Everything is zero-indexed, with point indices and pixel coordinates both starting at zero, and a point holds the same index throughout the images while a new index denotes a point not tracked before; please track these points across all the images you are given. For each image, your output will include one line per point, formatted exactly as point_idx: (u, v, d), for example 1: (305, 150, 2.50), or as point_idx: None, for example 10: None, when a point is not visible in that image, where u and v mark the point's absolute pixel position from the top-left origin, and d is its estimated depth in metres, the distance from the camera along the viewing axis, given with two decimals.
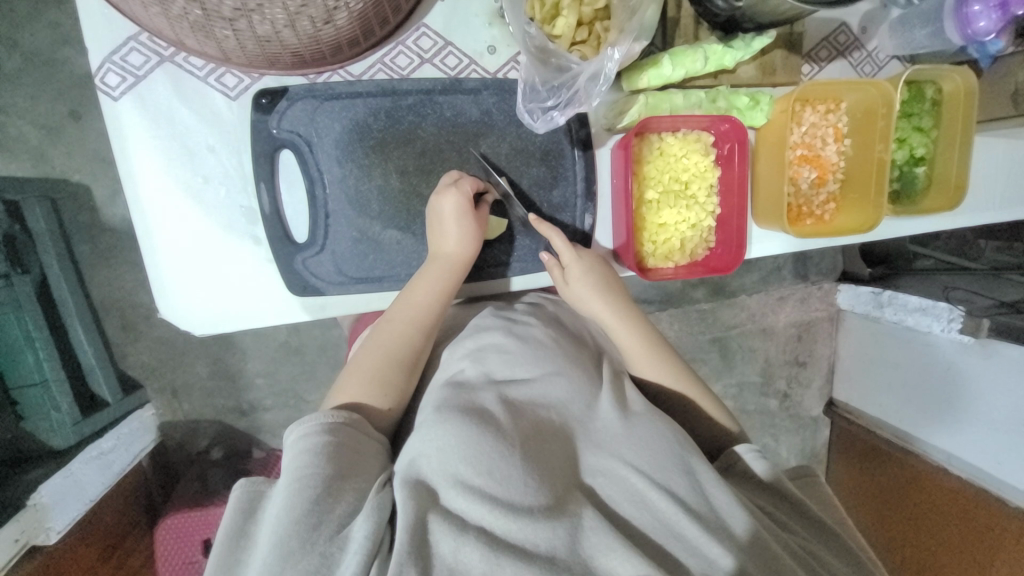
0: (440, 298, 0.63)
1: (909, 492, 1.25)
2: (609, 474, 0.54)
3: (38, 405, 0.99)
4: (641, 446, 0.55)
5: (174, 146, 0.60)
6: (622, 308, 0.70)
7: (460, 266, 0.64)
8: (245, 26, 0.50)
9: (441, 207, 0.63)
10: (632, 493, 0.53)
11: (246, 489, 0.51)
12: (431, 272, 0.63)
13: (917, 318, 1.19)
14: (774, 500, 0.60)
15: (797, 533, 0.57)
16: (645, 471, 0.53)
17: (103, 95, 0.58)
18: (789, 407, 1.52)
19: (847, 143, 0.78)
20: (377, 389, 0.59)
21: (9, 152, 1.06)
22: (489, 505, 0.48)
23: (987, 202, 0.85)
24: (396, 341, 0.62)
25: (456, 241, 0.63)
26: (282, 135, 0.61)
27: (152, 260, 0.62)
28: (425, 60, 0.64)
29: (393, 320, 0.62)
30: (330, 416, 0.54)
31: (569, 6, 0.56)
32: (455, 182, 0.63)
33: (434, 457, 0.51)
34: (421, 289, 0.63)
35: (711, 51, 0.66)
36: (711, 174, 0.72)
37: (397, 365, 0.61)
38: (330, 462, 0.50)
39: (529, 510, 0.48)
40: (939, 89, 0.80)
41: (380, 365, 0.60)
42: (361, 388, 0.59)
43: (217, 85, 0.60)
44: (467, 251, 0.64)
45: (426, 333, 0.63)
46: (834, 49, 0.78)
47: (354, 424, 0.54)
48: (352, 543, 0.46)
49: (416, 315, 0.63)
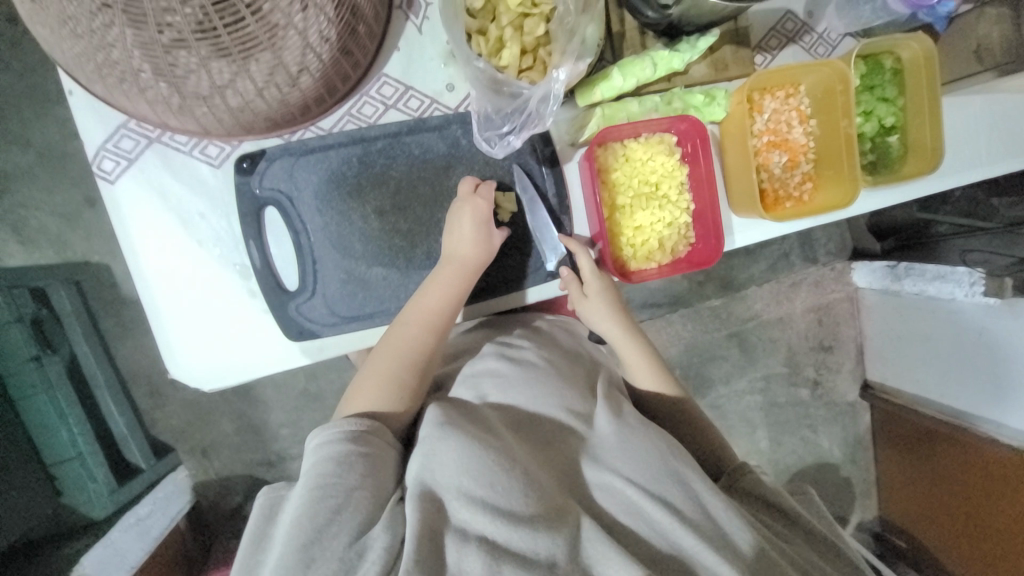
0: (452, 300, 0.66)
1: (957, 470, 1.19)
2: (603, 486, 0.54)
3: (75, 478, 1.05)
4: (632, 457, 0.56)
5: (169, 217, 0.65)
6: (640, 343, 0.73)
7: (474, 269, 0.67)
8: (220, 102, 0.55)
9: (462, 213, 0.66)
10: (627, 505, 0.53)
11: (269, 496, 0.56)
12: (445, 272, 0.66)
13: (938, 287, 1.16)
14: (770, 513, 0.60)
15: (796, 543, 0.57)
16: (639, 484, 0.54)
17: (101, 180, 0.63)
18: (821, 396, 1.48)
19: (813, 123, 0.79)
20: (392, 396, 0.61)
21: (34, 243, 1.14)
22: (492, 515, 0.49)
23: (968, 159, 0.84)
24: (409, 344, 0.64)
25: (472, 246, 0.66)
26: (264, 194, 0.65)
27: (159, 322, 0.66)
28: (389, 106, 0.68)
29: (409, 323, 0.65)
30: (356, 424, 0.56)
31: (512, 37, 0.60)
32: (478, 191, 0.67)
33: (437, 472, 0.52)
34: (435, 289, 0.66)
35: (658, 57, 0.68)
36: (679, 172, 0.74)
37: (412, 367, 0.63)
38: (351, 472, 0.52)
39: (529, 518, 0.49)
40: (898, 58, 0.80)
41: (395, 369, 0.62)
42: (375, 392, 0.61)
43: (202, 157, 0.65)
44: (481, 259, 0.67)
45: (438, 332, 0.66)
46: (783, 37, 0.79)
47: (378, 432, 0.56)
48: (370, 551, 0.48)
49: (429, 318, 0.65)
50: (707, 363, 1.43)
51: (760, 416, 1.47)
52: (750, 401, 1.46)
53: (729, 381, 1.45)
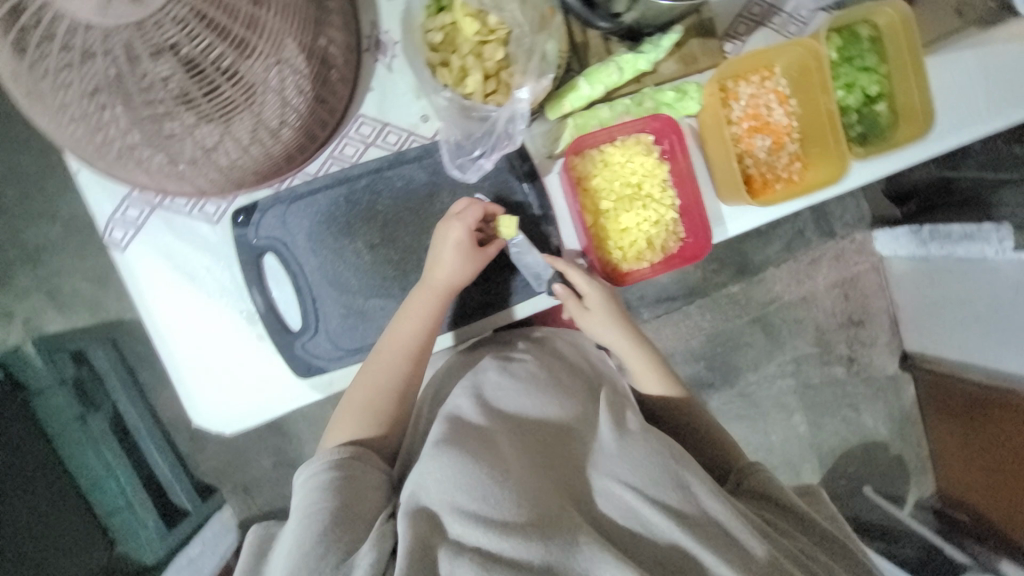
0: (429, 322, 0.68)
1: (1006, 449, 1.09)
2: (605, 493, 0.55)
3: (127, 527, 1.12)
4: (631, 460, 0.56)
5: (177, 276, 0.69)
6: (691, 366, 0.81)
7: (448, 290, 0.68)
8: (211, 164, 0.59)
9: (445, 235, 0.67)
10: (625, 509, 0.54)
11: (260, 534, 0.61)
12: (421, 296, 0.68)
13: (966, 247, 1.10)
14: (774, 509, 0.61)
15: (796, 537, 0.58)
16: (639, 489, 0.54)
17: (114, 249, 0.68)
18: (858, 372, 1.44)
19: (793, 103, 0.78)
20: (371, 423, 0.66)
21: (72, 308, 1.23)
22: (483, 527, 0.50)
23: (967, 116, 0.80)
24: (388, 370, 0.67)
25: (449, 267, 0.67)
26: (261, 243, 0.69)
27: (178, 374, 0.70)
28: (370, 144, 0.71)
29: (384, 351, 0.67)
30: (338, 454, 0.60)
31: (474, 65, 0.62)
32: (460, 214, 0.68)
33: (429, 487, 0.54)
34: (409, 314, 0.68)
35: (623, 61, 0.69)
36: (659, 170, 0.74)
37: (387, 396, 0.67)
38: (337, 496, 0.56)
39: (520, 527, 0.50)
40: (875, 25, 0.79)
41: (371, 400, 0.66)
42: (355, 423, 0.65)
43: (201, 215, 0.69)
44: (457, 280, 0.68)
45: (412, 359, 0.68)
46: (752, 22, 0.79)
47: (362, 458, 0.61)
48: (358, 569, 0.50)
49: (404, 343, 0.67)
50: (732, 351, 1.41)
51: (795, 400, 1.44)
52: (782, 385, 1.43)
53: (757, 367, 1.42)
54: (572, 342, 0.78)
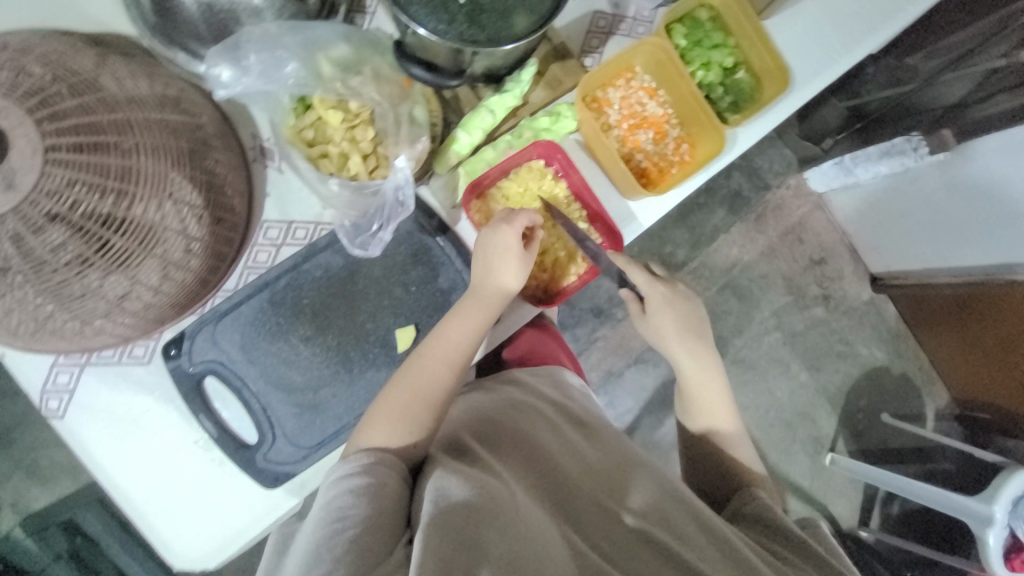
0: (477, 333, 0.70)
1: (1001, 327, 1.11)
2: (624, 526, 0.58)
3: None
4: (646, 493, 0.63)
5: (122, 426, 0.69)
6: (702, 350, 0.84)
7: (499, 299, 0.71)
8: (128, 310, 0.61)
9: (497, 234, 0.70)
10: (644, 538, 0.56)
11: (277, 537, 0.58)
12: (474, 302, 0.70)
13: (887, 163, 1.15)
14: (776, 538, 0.63)
15: (791, 562, 0.60)
16: (651, 518, 0.59)
17: (53, 418, 0.68)
18: (837, 306, 1.47)
19: (661, 93, 0.84)
20: (405, 427, 0.63)
21: (52, 478, 1.19)
22: (505, 537, 0.49)
23: (820, 61, 0.86)
24: (433, 380, 0.67)
25: (506, 274, 0.70)
26: (197, 369, 0.69)
27: (150, 523, 0.69)
28: (281, 244, 0.74)
29: (430, 357, 0.67)
30: (370, 457, 0.57)
31: (350, 149, 0.66)
32: (510, 220, 0.71)
33: (449, 488, 0.55)
34: (460, 323, 0.69)
35: (492, 104, 0.74)
36: (557, 189, 0.78)
37: (427, 406, 0.65)
38: (369, 500, 0.53)
39: (552, 556, 0.50)
40: (710, 7, 0.85)
41: (412, 405, 0.65)
42: (391, 426, 0.62)
43: (132, 359, 0.69)
44: (509, 287, 0.71)
45: (457, 370, 0.69)
46: (602, 34, 0.85)
47: (385, 461, 0.58)
48: None
49: (459, 349, 0.69)
50: (712, 323, 1.43)
51: (788, 351, 1.46)
52: (771, 340, 1.45)
53: (741, 331, 1.44)
54: (552, 382, 0.84)
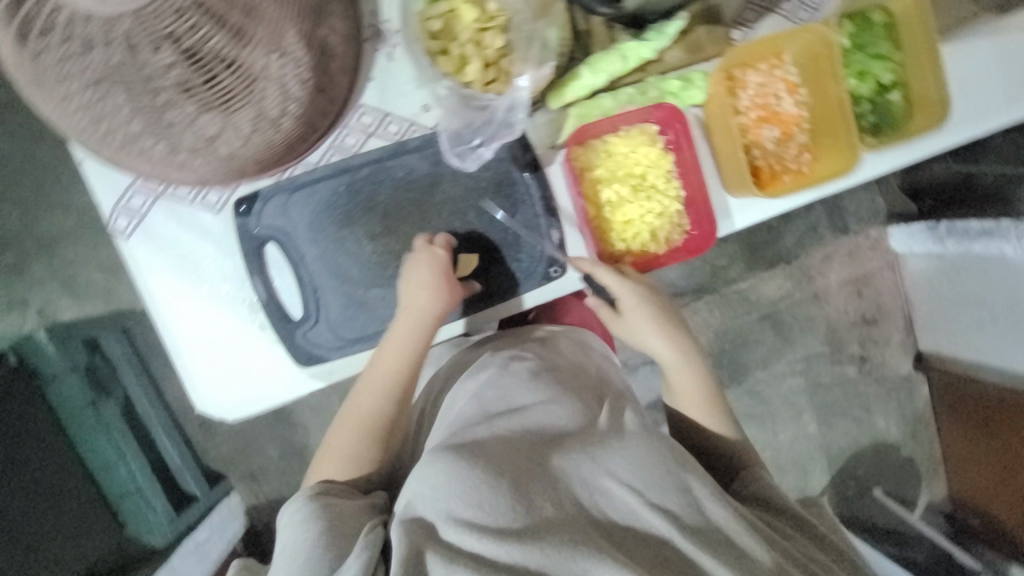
0: (410, 353, 0.68)
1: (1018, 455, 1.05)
2: (604, 496, 0.54)
3: (135, 510, 1.14)
4: (633, 461, 0.55)
5: (180, 264, 0.70)
6: (677, 338, 0.76)
7: (431, 320, 0.68)
8: (212, 153, 0.59)
9: (417, 266, 0.68)
10: (625, 511, 0.53)
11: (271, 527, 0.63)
12: (402, 328, 0.68)
13: (981, 245, 1.06)
14: (777, 516, 0.62)
15: (797, 539, 0.59)
16: (635, 487, 0.54)
17: (118, 237, 0.69)
18: (870, 371, 1.41)
19: (803, 92, 0.76)
20: (348, 463, 0.67)
21: (86, 297, 1.25)
22: (476, 533, 0.49)
23: (990, 104, 0.77)
24: (364, 408, 0.68)
25: (422, 299, 0.68)
26: (262, 232, 0.69)
27: (182, 362, 0.71)
28: (371, 134, 0.71)
29: (366, 384, 0.68)
30: (309, 489, 0.61)
31: (472, 53, 0.61)
32: (425, 247, 0.69)
33: (425, 496, 0.52)
34: (390, 347, 0.68)
35: (626, 49, 0.69)
36: (664, 161, 0.73)
37: (369, 429, 0.68)
38: (320, 523, 0.57)
39: (516, 532, 0.49)
40: (889, 11, 0.76)
41: (355, 434, 0.68)
42: (336, 463, 0.66)
43: (204, 204, 0.70)
44: (434, 309, 0.68)
45: (402, 389, 0.69)
46: (761, 8, 0.77)
47: (326, 491, 0.61)
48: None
49: (382, 376, 0.68)
50: (740, 349, 1.38)
51: (805, 399, 1.41)
52: (792, 383, 1.40)
53: (766, 365, 1.39)
54: (575, 342, 0.79)
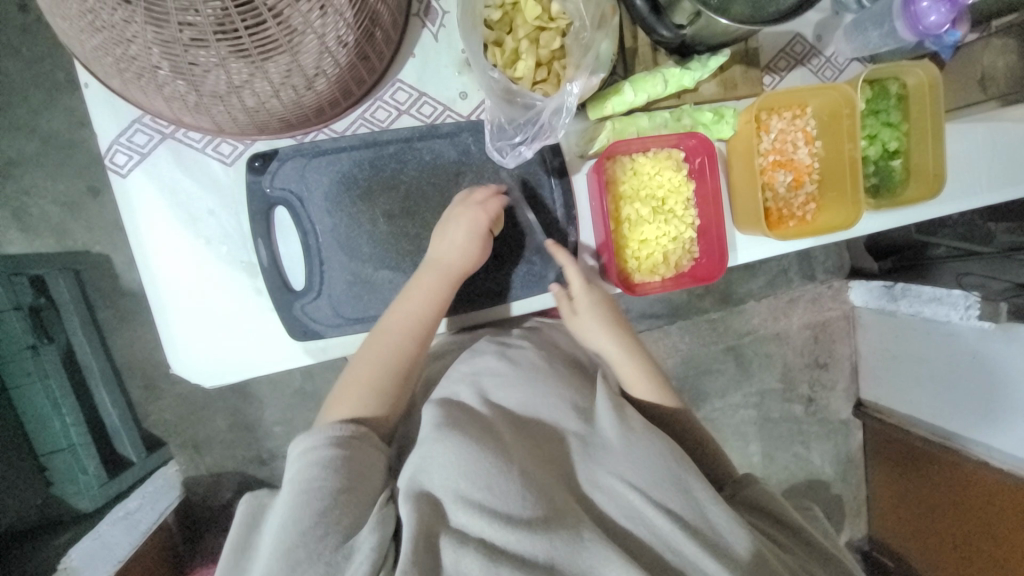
0: (433, 303, 0.66)
1: (952, 491, 1.17)
2: (606, 490, 0.56)
3: (66, 469, 1.04)
4: (635, 459, 0.56)
5: (179, 213, 0.65)
6: (625, 338, 0.72)
7: (458, 270, 0.67)
8: (236, 101, 0.55)
9: (456, 219, 0.66)
10: (629, 509, 0.54)
11: (250, 503, 0.56)
12: (428, 278, 0.66)
13: (933, 309, 1.15)
14: (770, 523, 0.61)
15: (794, 553, 0.58)
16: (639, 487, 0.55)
17: (113, 174, 0.64)
18: (815, 412, 1.48)
19: (818, 144, 0.80)
20: (376, 400, 0.62)
21: (34, 231, 1.14)
22: (487, 517, 0.50)
23: (970, 186, 0.84)
24: (390, 350, 0.64)
25: (456, 249, 0.66)
26: (275, 193, 0.66)
27: (163, 316, 0.66)
28: (403, 112, 0.69)
29: (388, 329, 0.64)
30: (340, 430, 0.57)
31: (527, 50, 0.61)
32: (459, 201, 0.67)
33: (434, 474, 0.53)
34: (415, 295, 0.66)
35: (669, 74, 0.69)
36: (686, 188, 0.75)
37: (391, 376, 0.63)
38: (336, 475, 0.53)
39: (528, 522, 0.50)
40: (903, 83, 0.81)
41: (376, 376, 0.63)
42: (358, 398, 0.61)
43: (214, 154, 0.65)
44: (463, 260, 0.66)
45: (418, 340, 0.65)
46: (792, 59, 0.81)
47: (364, 438, 0.57)
48: (357, 555, 0.49)
49: (409, 323, 0.65)
50: (703, 376, 1.42)
51: (754, 430, 1.46)
52: (745, 415, 1.45)
53: (724, 394, 1.44)
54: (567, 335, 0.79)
